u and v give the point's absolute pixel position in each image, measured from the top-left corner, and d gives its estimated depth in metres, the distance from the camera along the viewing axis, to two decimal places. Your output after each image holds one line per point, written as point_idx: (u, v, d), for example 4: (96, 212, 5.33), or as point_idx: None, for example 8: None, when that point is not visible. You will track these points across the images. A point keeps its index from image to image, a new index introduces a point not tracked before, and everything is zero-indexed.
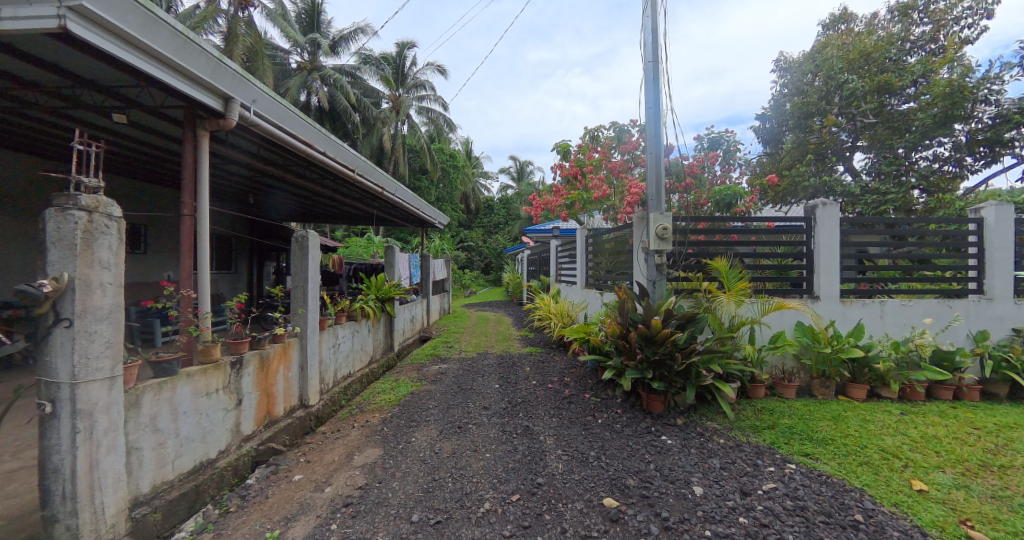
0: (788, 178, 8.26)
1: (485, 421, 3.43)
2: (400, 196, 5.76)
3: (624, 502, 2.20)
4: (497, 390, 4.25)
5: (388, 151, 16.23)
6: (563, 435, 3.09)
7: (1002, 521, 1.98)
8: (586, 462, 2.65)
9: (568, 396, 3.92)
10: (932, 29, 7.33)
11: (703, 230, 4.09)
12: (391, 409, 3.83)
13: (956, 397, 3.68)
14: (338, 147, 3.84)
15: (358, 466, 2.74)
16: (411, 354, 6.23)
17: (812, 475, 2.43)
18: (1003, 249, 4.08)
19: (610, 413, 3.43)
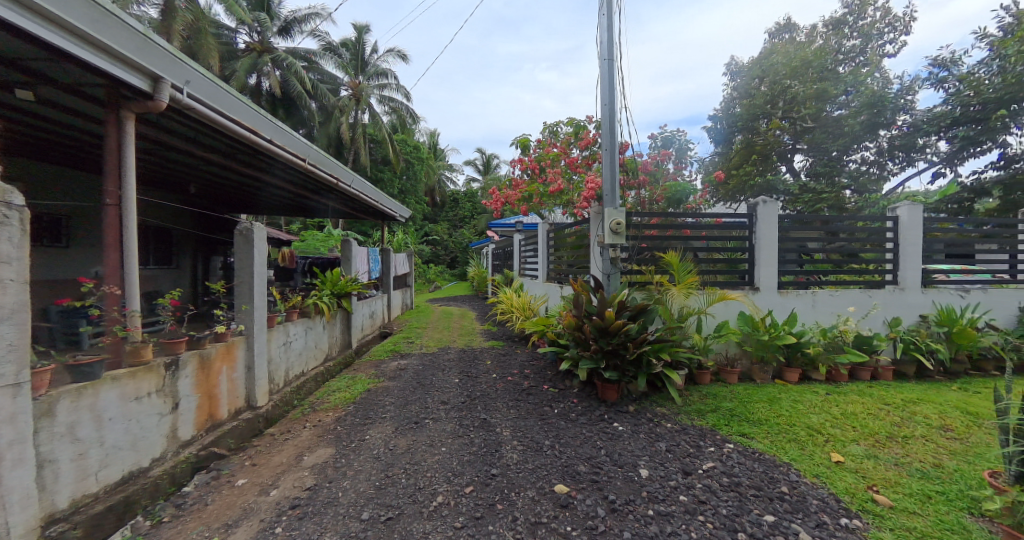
0: (737, 177, 8.81)
1: (442, 416, 3.42)
2: (358, 187, 5.57)
3: (575, 488, 2.27)
4: (457, 384, 4.25)
5: (345, 141, 15.64)
6: (520, 426, 3.14)
7: (901, 485, 2.24)
8: (540, 451, 2.70)
9: (527, 388, 3.97)
10: (861, 43, 8.03)
11: (656, 226, 4.26)
12: (346, 407, 3.73)
13: (873, 378, 4.08)
14: (287, 135, 3.66)
15: (307, 467, 2.66)
16: (370, 350, 6.08)
17: (747, 453, 2.61)
18: (913, 245, 4.56)
19: (566, 403, 3.51)
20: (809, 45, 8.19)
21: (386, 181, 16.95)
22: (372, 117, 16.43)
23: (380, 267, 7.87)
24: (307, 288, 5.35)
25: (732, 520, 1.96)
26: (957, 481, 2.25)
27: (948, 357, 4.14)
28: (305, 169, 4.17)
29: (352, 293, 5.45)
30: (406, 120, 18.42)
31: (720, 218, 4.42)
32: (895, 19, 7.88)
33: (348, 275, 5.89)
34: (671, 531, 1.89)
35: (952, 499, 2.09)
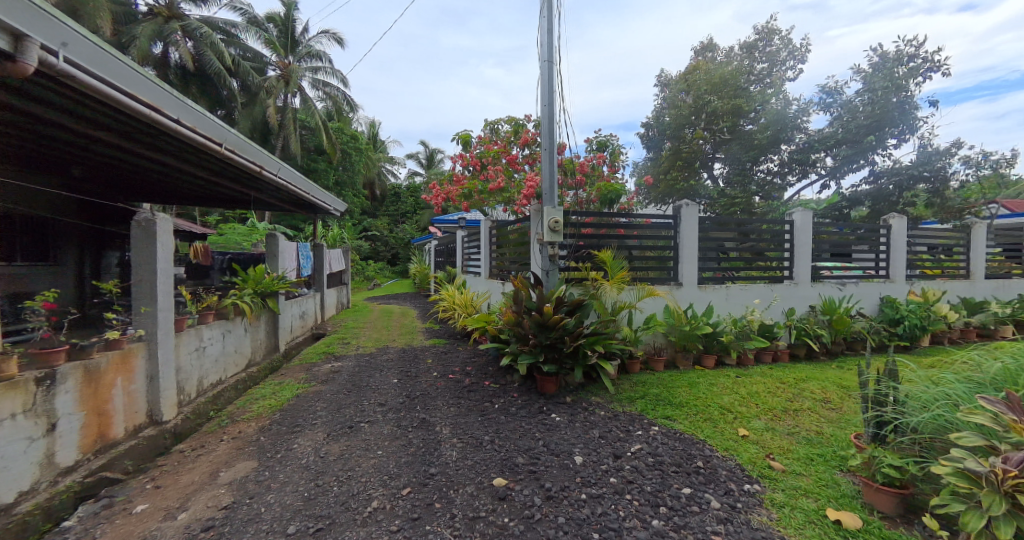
0: (666, 181, 9.52)
1: (380, 418, 3.35)
2: (285, 177, 5.19)
3: (513, 480, 2.36)
4: (395, 385, 4.17)
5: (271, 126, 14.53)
6: (461, 422, 3.18)
7: (792, 451, 2.60)
8: (480, 447, 2.77)
9: (469, 384, 4.02)
10: (769, 66, 9.01)
11: (592, 224, 4.48)
12: (271, 415, 3.53)
13: (773, 361, 4.64)
14: (197, 115, 3.31)
15: (224, 485, 2.48)
16: (301, 353, 5.77)
17: (670, 433, 2.88)
18: (805, 245, 5.25)
19: (506, 398, 3.61)
20: (727, 64, 9.02)
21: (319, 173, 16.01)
22: (303, 102, 15.41)
23: (311, 263, 7.46)
24: (224, 286, 4.92)
25: (656, 496, 2.16)
26: (833, 445, 2.66)
27: (832, 341, 4.82)
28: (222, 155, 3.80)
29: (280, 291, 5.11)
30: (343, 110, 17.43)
31: (650, 219, 4.76)
32: (795, 48, 8.89)
33: (274, 271, 5.51)
34: (602, 512, 2.04)
35: (829, 460, 2.48)
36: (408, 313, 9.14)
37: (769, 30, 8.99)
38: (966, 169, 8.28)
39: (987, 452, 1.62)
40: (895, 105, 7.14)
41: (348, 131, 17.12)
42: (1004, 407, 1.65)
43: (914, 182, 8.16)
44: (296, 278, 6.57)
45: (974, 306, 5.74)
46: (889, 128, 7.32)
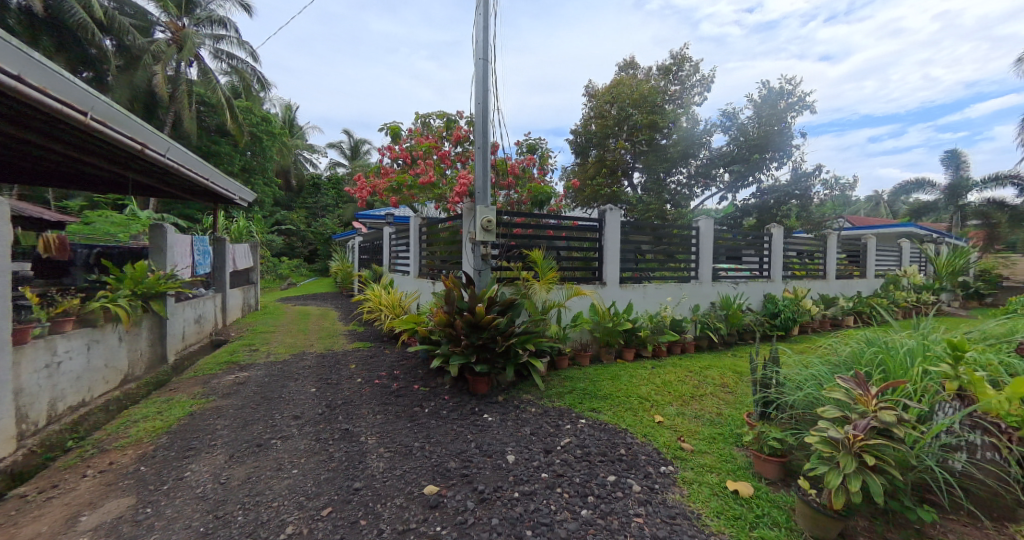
0: (592, 187, 10.12)
1: (295, 433, 3.04)
2: (177, 158, 4.37)
3: (446, 486, 2.37)
4: (314, 395, 3.85)
5: (159, 97, 12.77)
6: (388, 430, 3.11)
7: (697, 432, 2.98)
8: (409, 455, 2.74)
9: (397, 389, 3.93)
10: (681, 90, 9.95)
11: (523, 225, 4.66)
12: (157, 439, 2.96)
13: (682, 352, 5.19)
14: (53, 75, 2.62)
15: (85, 532, 1.97)
16: (198, 361, 5.19)
17: (597, 425, 3.11)
18: (708, 248, 5.94)
19: (437, 401, 3.62)
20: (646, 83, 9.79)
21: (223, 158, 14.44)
22: (202, 73, 13.90)
23: (210, 260, 6.72)
24: (89, 286, 4.28)
25: (584, 486, 2.35)
26: (729, 424, 3.08)
27: (727, 333, 5.47)
28: (88, 129, 3.08)
29: (168, 292, 4.55)
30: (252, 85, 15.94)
31: (577, 221, 5.06)
32: (703, 79, 9.92)
33: (160, 268, 4.91)
34: (534, 508, 2.16)
35: (726, 437, 2.88)
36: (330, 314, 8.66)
37: (681, 56, 9.96)
38: (825, 188, 9.92)
39: (842, 422, 2.02)
40: (776, 132, 8.45)
41: (260, 112, 15.65)
42: (853, 384, 2.06)
43: (788, 197, 9.56)
44: (189, 276, 5.92)
45: (828, 301, 6.84)
46: (772, 153, 8.69)
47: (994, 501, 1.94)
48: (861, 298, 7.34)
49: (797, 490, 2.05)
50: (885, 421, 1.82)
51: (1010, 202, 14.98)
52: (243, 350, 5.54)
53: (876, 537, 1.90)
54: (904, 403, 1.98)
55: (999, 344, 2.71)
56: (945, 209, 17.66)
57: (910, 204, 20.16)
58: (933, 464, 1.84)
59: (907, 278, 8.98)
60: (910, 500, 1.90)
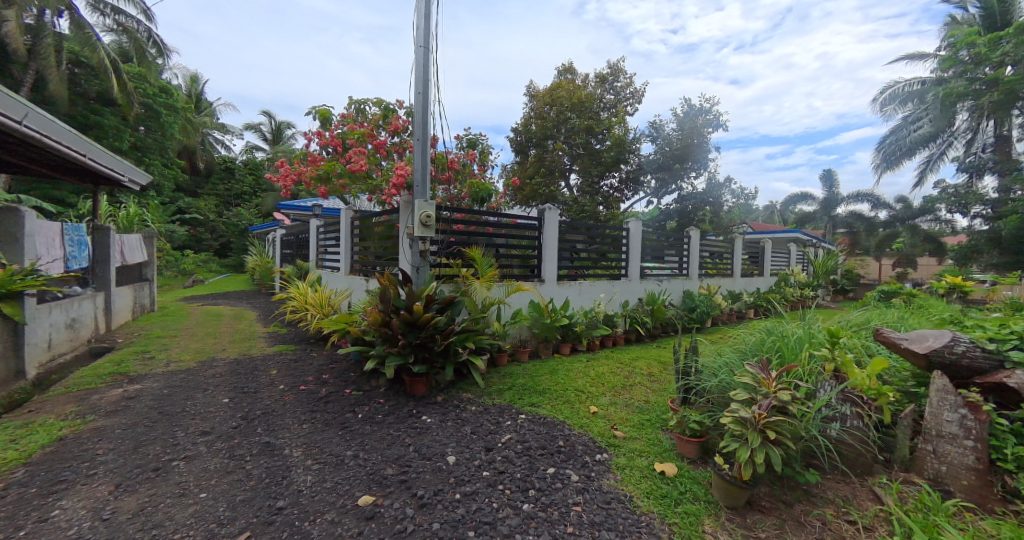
0: (531, 186, 10.23)
1: (203, 451, 2.69)
2: (37, 127, 3.62)
3: (381, 495, 2.22)
4: (226, 406, 3.46)
5: (14, 52, 10.63)
6: (317, 441, 2.85)
7: (629, 420, 3.09)
8: (341, 465, 2.53)
9: (326, 395, 3.65)
10: (615, 99, 10.35)
11: (463, 221, 4.56)
12: (12, 471, 2.44)
13: (613, 345, 5.41)
14: None
15: None
16: (75, 372, 4.41)
17: (536, 419, 3.12)
18: (637, 248, 6.27)
19: (371, 405, 3.41)
20: (583, 88, 10.08)
21: (107, 132, 12.46)
22: (73, 25, 11.87)
23: (87, 254, 5.84)
24: None
25: (525, 481, 2.33)
26: (657, 410, 3.25)
27: (653, 326, 5.79)
28: None
29: (25, 290, 3.81)
30: (146, 49, 13.98)
31: (516, 219, 5.05)
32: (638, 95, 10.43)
33: (15, 262, 4.09)
34: (476, 508, 2.09)
35: (654, 422, 3.02)
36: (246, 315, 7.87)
37: (617, 67, 10.37)
38: (733, 196, 10.96)
39: (749, 403, 2.18)
40: (695, 145, 9.21)
41: (155, 81, 13.90)
42: (759, 370, 2.24)
43: (703, 203, 10.39)
44: (61, 272, 5.11)
45: (735, 296, 7.54)
46: (689, 168, 9.53)
47: (859, 455, 2.23)
48: (759, 293, 8.17)
49: (712, 465, 2.18)
50: (783, 400, 1.98)
51: (868, 215, 17.70)
52: (135, 358, 4.81)
53: (776, 500, 2.09)
54: (797, 383, 2.18)
55: (865, 330, 3.17)
56: (822, 218, 20.37)
57: (796, 213, 23.06)
58: (816, 434, 2.05)
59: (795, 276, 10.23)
60: (799, 465, 2.11)
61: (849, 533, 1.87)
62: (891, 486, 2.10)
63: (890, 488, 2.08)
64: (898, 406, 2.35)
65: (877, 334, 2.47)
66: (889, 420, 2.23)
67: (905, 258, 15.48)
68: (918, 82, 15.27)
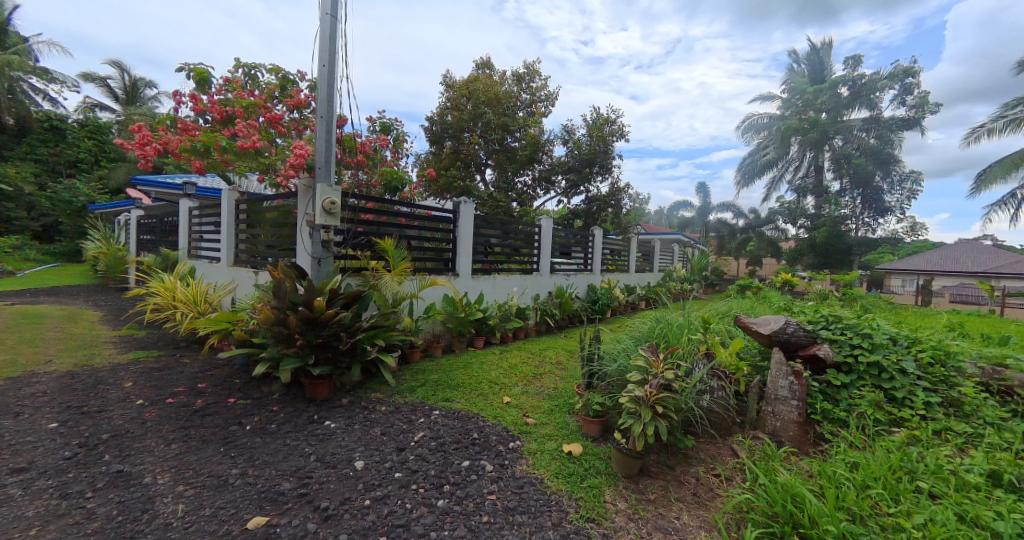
0: (444, 178, 10.02)
1: (27, 492, 2.13)
2: None
3: (277, 514, 1.97)
4: (59, 430, 2.79)
5: None
6: (191, 462, 2.43)
7: (538, 407, 3.17)
8: (224, 486, 2.19)
9: (201, 408, 3.14)
10: (530, 99, 10.43)
11: (372, 210, 4.27)
12: None
13: (525, 337, 5.54)
14: None
15: None
16: None
17: (450, 414, 3.04)
18: (548, 244, 6.51)
19: (262, 415, 3.02)
20: (500, 84, 10.09)
21: None
22: None
23: None
24: None
25: (439, 477, 2.25)
26: (564, 395, 3.39)
27: (561, 318, 6.04)
28: None
29: None
30: None
31: (431, 210, 4.88)
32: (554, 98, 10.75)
33: None
34: (388, 512, 1.97)
35: (562, 408, 3.14)
36: (87, 316, 6.44)
37: (533, 68, 10.54)
38: (630, 199, 11.93)
39: (642, 384, 2.36)
40: (602, 151, 9.83)
41: None
42: (650, 353, 2.43)
43: (606, 205, 11.10)
44: None
45: (631, 290, 8.24)
46: (595, 171, 10.13)
47: (722, 420, 2.48)
48: (651, 287, 9.04)
49: (612, 442, 2.30)
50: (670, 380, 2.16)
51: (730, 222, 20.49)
52: None
53: (662, 465, 2.29)
54: (679, 363, 2.42)
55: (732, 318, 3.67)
56: (699, 222, 23.18)
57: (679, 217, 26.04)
58: (694, 406, 2.27)
59: (678, 271, 11.59)
60: (680, 434, 2.32)
61: (715, 485, 2.11)
62: (745, 442, 2.35)
63: (744, 443, 2.33)
64: (750, 378, 2.66)
65: (735, 319, 2.79)
66: (743, 390, 2.53)
67: (756, 258, 18.33)
68: (767, 116, 18.20)
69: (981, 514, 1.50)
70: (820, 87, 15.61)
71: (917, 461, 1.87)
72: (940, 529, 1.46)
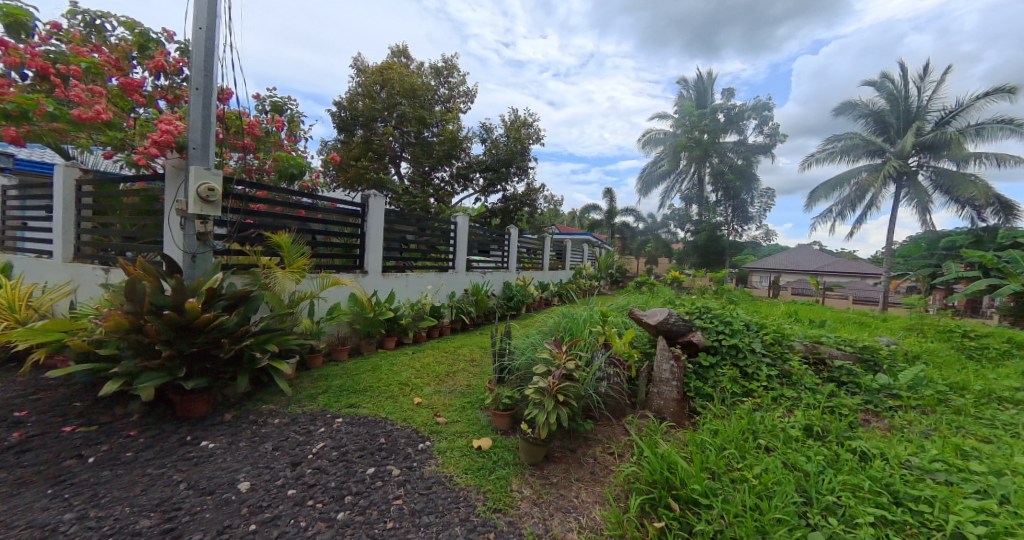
0: (355, 169, 9.46)
1: None
2: None
3: None
4: None
5: None
6: (4, 509, 1.94)
7: (450, 406, 3.15)
8: (58, 532, 1.81)
9: (24, 440, 2.53)
10: (449, 95, 10.22)
11: (263, 201, 3.85)
12: None
13: (439, 335, 5.46)
14: None
15: None
16: None
17: (354, 421, 2.88)
18: (464, 242, 6.49)
19: (115, 442, 2.54)
20: (417, 75, 9.78)
21: None
22: None
23: None
24: None
25: (340, 489, 2.13)
26: (476, 392, 3.42)
27: (477, 315, 6.07)
28: None
29: None
30: None
31: (335, 203, 4.55)
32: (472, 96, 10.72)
33: None
34: (278, 534, 1.81)
35: (474, 404, 3.17)
36: None
37: (452, 63, 10.40)
38: (544, 201, 12.41)
39: (545, 375, 2.48)
40: (518, 152, 10.06)
41: None
42: (554, 347, 2.56)
43: (521, 206, 11.39)
44: None
45: (544, 286, 8.60)
46: (512, 171, 10.33)
47: (617, 403, 2.71)
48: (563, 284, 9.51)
49: (519, 433, 2.39)
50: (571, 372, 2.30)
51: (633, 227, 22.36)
52: None
53: (565, 450, 2.44)
54: (580, 354, 2.61)
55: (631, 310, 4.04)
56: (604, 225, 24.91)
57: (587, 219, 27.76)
58: (592, 392, 2.46)
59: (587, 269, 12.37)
60: (581, 420, 2.49)
61: (609, 462, 2.30)
62: (635, 420, 2.60)
63: (633, 422, 2.57)
64: (639, 364, 2.97)
65: (629, 311, 3.06)
66: (634, 374, 2.81)
67: (653, 258, 20.32)
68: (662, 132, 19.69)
69: (796, 459, 1.94)
70: (703, 111, 17.70)
71: (758, 423, 2.26)
72: (770, 476, 1.81)
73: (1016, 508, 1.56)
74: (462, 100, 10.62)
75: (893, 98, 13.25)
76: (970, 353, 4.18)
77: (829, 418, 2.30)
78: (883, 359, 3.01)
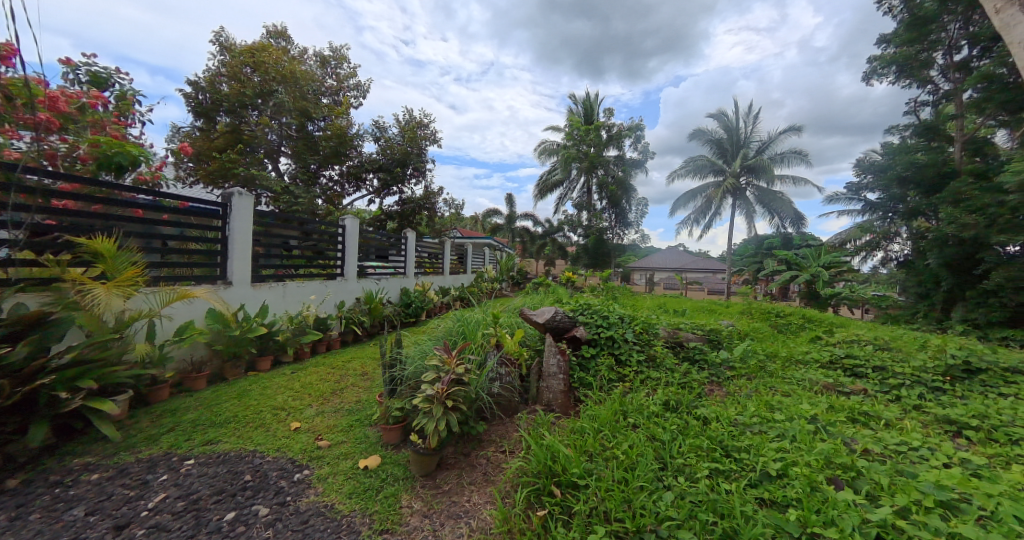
0: (220, 162, 8.21)
1: None
2: None
3: None
4: None
5: None
6: None
7: (335, 427, 2.85)
8: None
9: None
10: (337, 86, 9.41)
11: (70, 197, 3.05)
12: None
13: (325, 350, 4.95)
14: None
15: None
16: None
17: (210, 461, 2.43)
18: (355, 248, 6.01)
19: None
20: (298, 62, 8.78)
21: None
22: None
23: None
24: None
25: None
26: (366, 408, 3.16)
27: (371, 325, 5.66)
28: None
29: None
30: None
31: (183, 201, 3.83)
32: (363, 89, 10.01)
33: None
34: None
35: (362, 421, 2.92)
36: None
37: (340, 53, 9.59)
38: (444, 204, 12.17)
39: (434, 381, 2.39)
40: (414, 153, 9.67)
41: None
42: (445, 352, 2.47)
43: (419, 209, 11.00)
44: None
45: (445, 291, 8.42)
46: (409, 173, 9.88)
47: (508, 401, 2.74)
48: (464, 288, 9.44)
49: (408, 445, 2.26)
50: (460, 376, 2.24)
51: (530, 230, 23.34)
52: None
53: (458, 455, 2.37)
54: (470, 357, 2.57)
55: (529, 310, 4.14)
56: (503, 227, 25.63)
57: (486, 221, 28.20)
58: (482, 393, 2.44)
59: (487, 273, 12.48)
60: (474, 423, 2.46)
61: (501, 461, 2.31)
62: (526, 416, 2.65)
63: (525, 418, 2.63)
64: (529, 362, 3.05)
65: (521, 312, 3.13)
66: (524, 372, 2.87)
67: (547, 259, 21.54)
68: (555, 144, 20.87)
69: (653, 430, 2.18)
70: (587, 128, 19.02)
71: (627, 404, 2.48)
72: (634, 449, 2.00)
73: (799, 444, 2.00)
74: (353, 92, 9.83)
75: (727, 128, 16.01)
76: (781, 327, 5.24)
77: (681, 392, 2.64)
78: (723, 337, 3.57)
